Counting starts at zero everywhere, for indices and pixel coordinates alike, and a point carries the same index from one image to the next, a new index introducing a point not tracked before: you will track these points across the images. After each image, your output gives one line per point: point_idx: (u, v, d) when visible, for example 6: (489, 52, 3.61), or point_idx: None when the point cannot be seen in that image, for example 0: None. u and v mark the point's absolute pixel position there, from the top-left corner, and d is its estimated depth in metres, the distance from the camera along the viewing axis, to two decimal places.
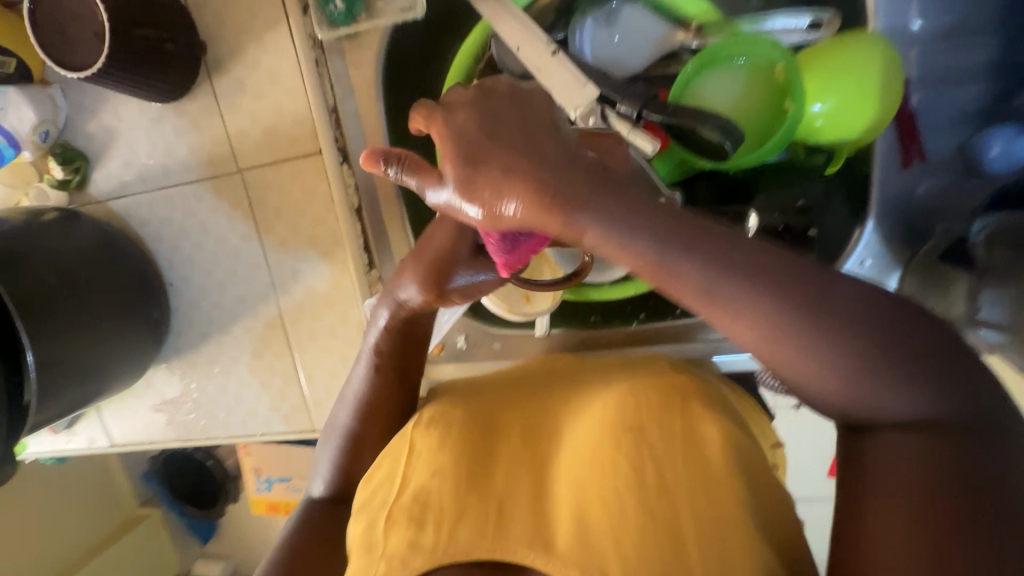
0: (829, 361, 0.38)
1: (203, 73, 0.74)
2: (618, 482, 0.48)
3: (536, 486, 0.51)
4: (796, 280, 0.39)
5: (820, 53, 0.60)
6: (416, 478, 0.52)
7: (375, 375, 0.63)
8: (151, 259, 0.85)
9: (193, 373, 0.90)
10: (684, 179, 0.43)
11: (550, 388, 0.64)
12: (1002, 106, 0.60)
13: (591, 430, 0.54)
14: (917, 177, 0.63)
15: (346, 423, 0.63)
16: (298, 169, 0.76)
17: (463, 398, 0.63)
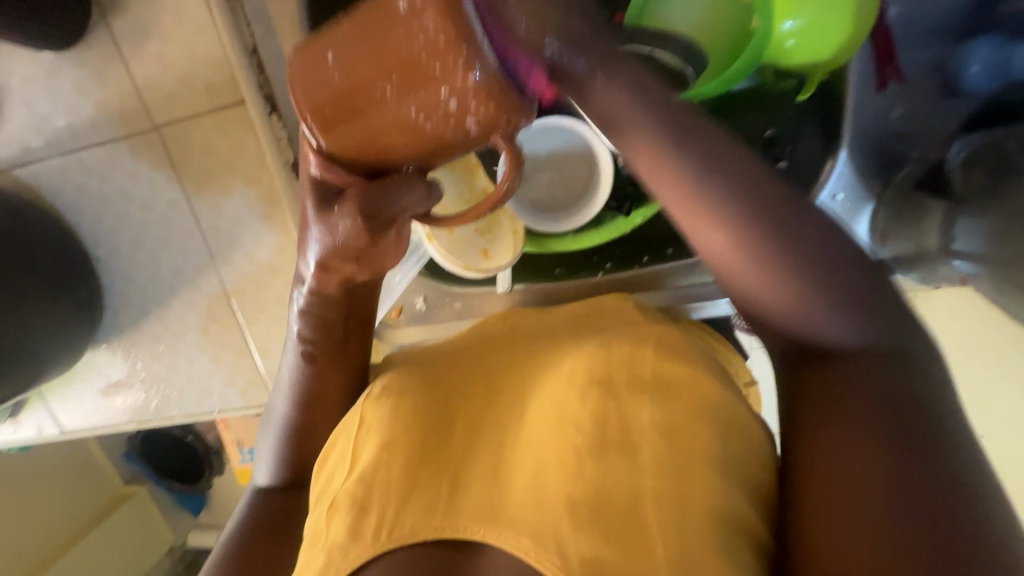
0: (776, 288, 0.37)
1: (96, 15, 0.65)
2: (575, 440, 0.45)
3: (493, 458, 0.48)
4: (760, 214, 0.36)
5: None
6: (364, 459, 0.48)
7: (309, 362, 0.56)
8: (71, 233, 0.78)
9: (138, 353, 0.84)
10: (654, 106, 0.37)
11: (514, 344, 0.59)
12: (983, 17, 0.56)
13: (554, 386, 0.51)
14: (894, 100, 0.58)
15: (282, 412, 0.58)
16: (220, 122, 0.68)
17: (420, 364, 0.58)
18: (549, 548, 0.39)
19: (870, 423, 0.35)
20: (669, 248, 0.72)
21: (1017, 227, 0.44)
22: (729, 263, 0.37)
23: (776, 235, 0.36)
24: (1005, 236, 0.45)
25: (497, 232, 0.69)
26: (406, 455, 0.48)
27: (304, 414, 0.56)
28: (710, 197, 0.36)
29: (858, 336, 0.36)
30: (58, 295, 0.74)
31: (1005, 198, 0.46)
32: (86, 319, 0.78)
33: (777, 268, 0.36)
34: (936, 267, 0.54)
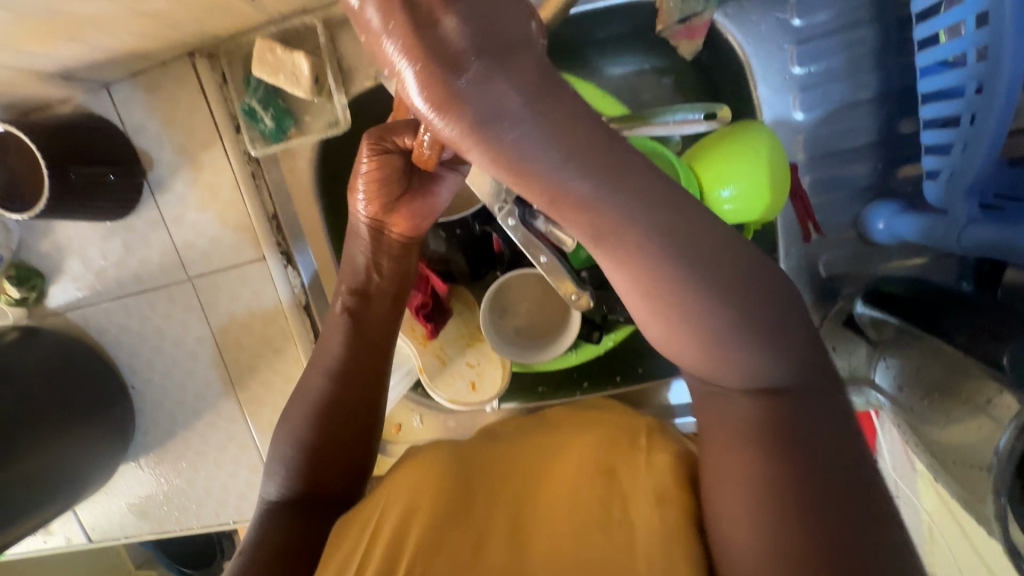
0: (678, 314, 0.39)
1: (145, 192, 0.77)
2: (586, 518, 0.50)
3: (511, 520, 0.53)
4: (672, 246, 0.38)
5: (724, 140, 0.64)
6: (390, 526, 0.52)
7: (348, 337, 0.64)
8: (111, 364, 0.88)
9: (163, 468, 0.92)
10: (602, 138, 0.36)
11: (532, 434, 0.66)
12: (887, 182, 0.64)
13: (564, 470, 0.57)
14: (820, 250, 0.68)
15: (320, 388, 0.62)
16: (246, 273, 0.79)
17: (444, 449, 0.63)
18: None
19: (800, 456, 0.39)
20: (638, 368, 0.81)
21: (917, 384, 0.51)
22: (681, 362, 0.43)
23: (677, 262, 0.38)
24: (911, 389, 0.52)
25: (487, 366, 0.78)
26: (431, 515, 0.52)
27: (318, 405, 0.62)
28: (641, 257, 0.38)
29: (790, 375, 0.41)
30: (97, 423, 0.83)
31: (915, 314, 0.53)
32: (119, 443, 0.87)
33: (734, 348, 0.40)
34: (864, 391, 0.61)
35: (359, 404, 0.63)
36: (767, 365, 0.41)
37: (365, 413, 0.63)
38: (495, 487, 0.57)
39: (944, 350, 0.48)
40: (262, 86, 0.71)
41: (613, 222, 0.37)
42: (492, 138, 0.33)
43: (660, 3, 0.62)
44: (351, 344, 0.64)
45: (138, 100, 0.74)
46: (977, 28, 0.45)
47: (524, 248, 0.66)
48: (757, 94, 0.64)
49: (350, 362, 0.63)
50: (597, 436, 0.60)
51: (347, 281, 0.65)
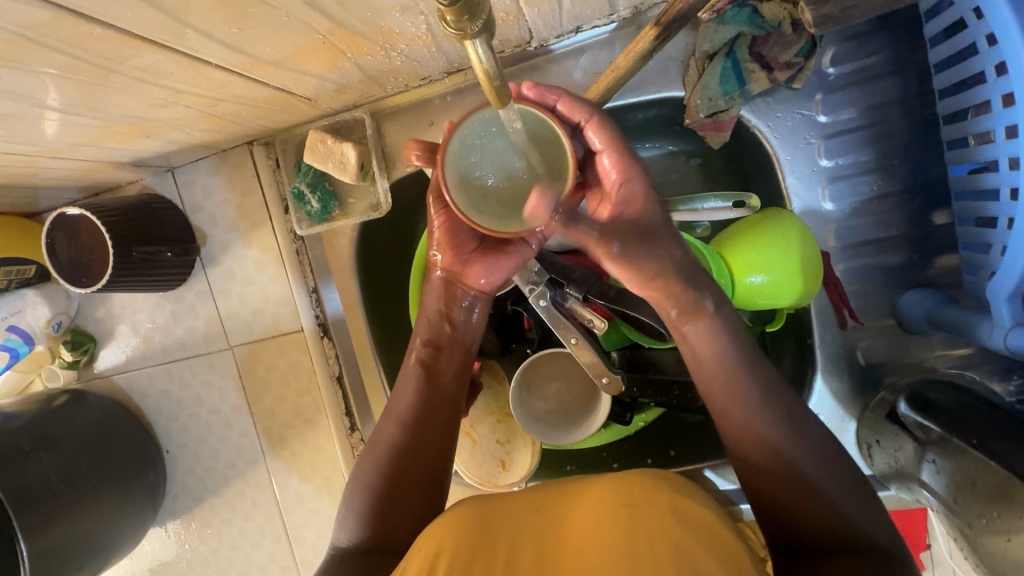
0: (788, 435, 0.51)
1: (197, 266, 0.82)
2: (615, 551, 0.46)
3: (537, 554, 0.49)
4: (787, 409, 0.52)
5: (753, 228, 0.65)
6: (418, 561, 0.50)
7: (420, 382, 0.63)
8: (149, 429, 0.90)
9: (189, 535, 0.92)
10: (737, 337, 0.55)
11: (567, 481, 0.61)
12: (925, 271, 0.63)
13: (590, 504, 0.53)
14: (857, 337, 0.66)
15: (392, 439, 0.61)
16: (284, 345, 0.82)
17: (484, 500, 0.59)
18: None
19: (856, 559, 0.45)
20: (671, 450, 0.79)
21: (971, 494, 0.49)
22: (777, 462, 0.50)
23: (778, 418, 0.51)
24: (964, 502, 0.50)
25: (517, 445, 0.78)
26: (458, 553, 0.49)
27: (407, 442, 0.61)
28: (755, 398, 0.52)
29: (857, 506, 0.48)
30: (131, 487, 0.84)
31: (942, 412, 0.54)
32: (149, 508, 0.87)
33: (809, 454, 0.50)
34: (913, 488, 0.59)
35: (423, 449, 0.61)
36: (842, 490, 0.49)
37: (431, 471, 0.61)
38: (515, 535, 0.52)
39: (988, 465, 0.47)
40: (311, 171, 0.76)
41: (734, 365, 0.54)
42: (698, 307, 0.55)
43: (688, 100, 0.64)
44: (426, 395, 0.63)
45: (198, 183, 0.80)
46: (1010, 136, 0.45)
47: (552, 326, 0.66)
48: (786, 185, 0.65)
49: (425, 412, 0.62)
50: (626, 477, 0.56)
51: (422, 333, 0.65)
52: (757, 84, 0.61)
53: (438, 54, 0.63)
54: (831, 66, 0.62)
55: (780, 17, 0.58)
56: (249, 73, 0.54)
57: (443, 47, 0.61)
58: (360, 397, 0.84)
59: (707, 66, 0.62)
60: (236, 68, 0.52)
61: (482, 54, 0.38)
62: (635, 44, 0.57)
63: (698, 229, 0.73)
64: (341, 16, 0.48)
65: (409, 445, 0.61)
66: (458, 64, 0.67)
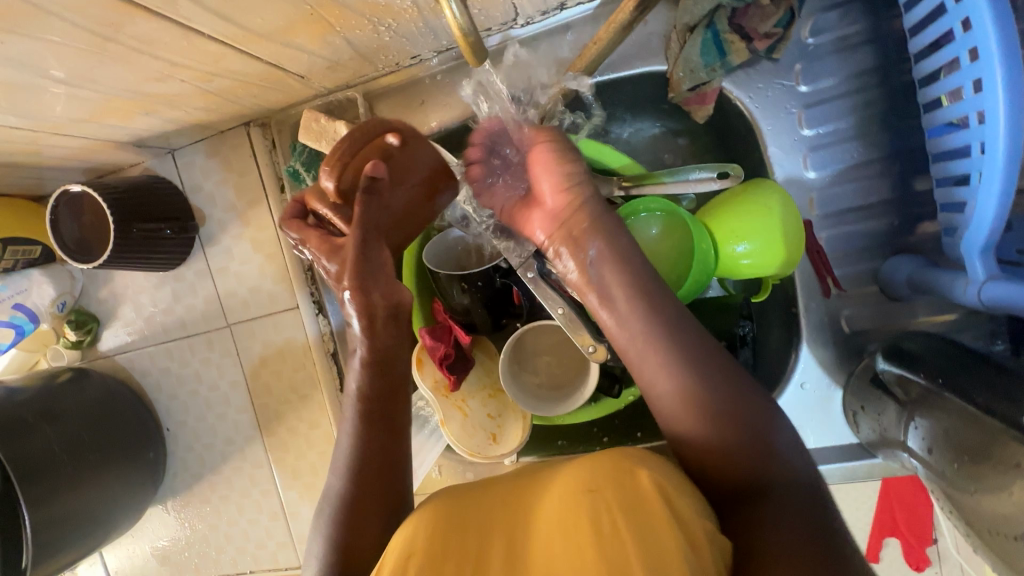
0: (709, 395, 0.53)
1: (196, 245, 0.84)
2: (585, 547, 0.44)
3: (510, 548, 0.48)
4: (711, 368, 0.55)
5: (741, 196, 0.66)
6: (388, 565, 0.48)
7: (363, 424, 0.59)
8: (150, 407, 0.92)
9: (188, 513, 0.93)
10: (655, 309, 0.57)
11: (538, 471, 0.60)
12: (907, 237, 0.64)
13: (555, 495, 0.51)
14: (842, 304, 0.67)
15: (340, 480, 0.59)
16: (280, 322, 0.84)
17: (453, 494, 0.57)
18: None
19: (798, 519, 0.47)
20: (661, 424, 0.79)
21: (947, 446, 0.50)
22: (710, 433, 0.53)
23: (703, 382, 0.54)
24: (940, 453, 0.50)
25: (507, 418, 0.80)
26: (430, 550, 0.48)
27: (361, 463, 0.58)
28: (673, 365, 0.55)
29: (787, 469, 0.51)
30: (130, 463, 0.86)
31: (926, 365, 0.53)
32: (149, 484, 0.89)
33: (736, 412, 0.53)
34: (896, 453, 0.59)
35: (373, 473, 0.58)
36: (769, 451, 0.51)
37: (393, 493, 0.59)
38: (483, 529, 0.51)
39: (964, 416, 0.47)
40: (306, 150, 0.77)
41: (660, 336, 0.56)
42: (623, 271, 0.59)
43: (670, 74, 0.66)
44: (366, 438, 0.59)
45: (198, 164, 0.82)
46: (976, 90, 0.46)
47: (542, 300, 0.68)
48: (768, 154, 0.66)
49: (370, 447, 0.59)
50: (592, 459, 0.54)
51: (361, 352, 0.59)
52: (737, 55, 0.62)
53: (426, 29, 0.64)
54: (810, 37, 0.63)
55: None
56: (241, 45, 0.56)
57: (430, 21, 0.62)
58: None
59: (687, 38, 0.63)
60: (227, 40, 0.54)
61: (455, 10, 0.40)
62: (616, 15, 0.58)
63: (685, 202, 0.74)
64: None
65: (363, 471, 0.58)
66: (448, 41, 0.69)
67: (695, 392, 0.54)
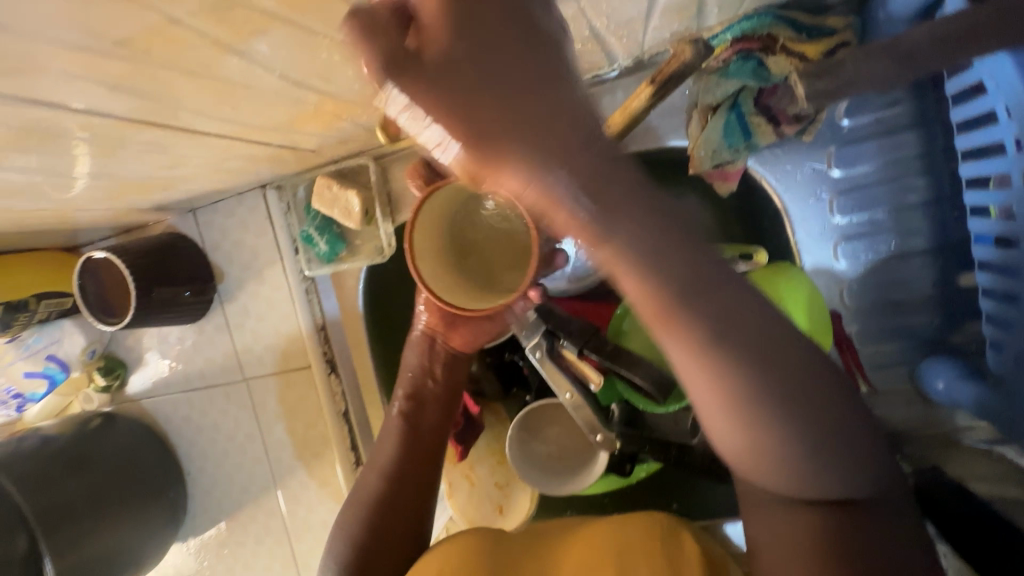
0: (772, 424, 0.36)
1: (215, 301, 0.86)
2: None
3: None
4: (767, 394, 0.36)
5: (763, 282, 0.61)
6: None
7: (401, 437, 0.67)
8: (172, 451, 0.95)
9: (205, 554, 0.96)
10: (692, 301, 0.34)
11: (549, 529, 0.61)
12: (949, 336, 0.58)
13: (578, 553, 0.52)
14: (872, 404, 0.63)
15: (372, 486, 0.65)
16: (294, 379, 0.84)
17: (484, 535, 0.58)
18: None
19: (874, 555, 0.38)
20: (674, 503, 0.76)
21: None
22: (764, 468, 0.39)
23: (763, 405, 0.36)
24: None
25: (515, 487, 0.78)
26: None
27: (384, 487, 0.64)
28: (725, 376, 0.35)
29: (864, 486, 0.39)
30: (152, 509, 0.89)
31: (949, 512, 0.47)
32: (168, 528, 0.92)
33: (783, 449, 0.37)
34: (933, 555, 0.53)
35: (399, 500, 0.64)
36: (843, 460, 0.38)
37: (414, 511, 0.64)
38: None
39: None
40: (319, 215, 0.77)
41: (695, 339, 0.34)
42: (681, 318, 0.34)
43: (691, 150, 0.61)
44: (404, 450, 0.66)
45: (217, 224, 0.84)
46: (1005, 218, 0.46)
47: (552, 379, 0.66)
48: (795, 241, 0.64)
49: (404, 466, 0.66)
50: (620, 518, 0.55)
51: (405, 386, 0.70)
52: (763, 137, 0.58)
53: None
54: (845, 118, 0.59)
55: (787, 71, 0.53)
56: (249, 137, 0.56)
57: None
58: (367, 431, 0.86)
59: (710, 118, 0.58)
60: (234, 135, 0.54)
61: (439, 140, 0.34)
62: (632, 101, 0.54)
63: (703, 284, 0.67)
64: (330, 89, 0.49)
65: (389, 498, 0.63)
66: None
67: (751, 414, 0.36)
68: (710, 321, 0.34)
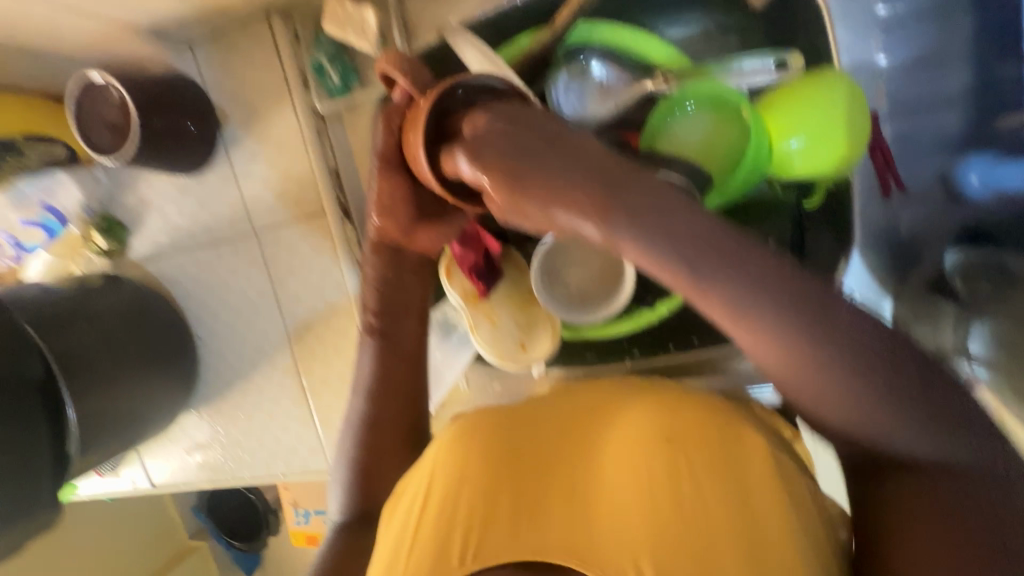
0: (789, 348, 0.38)
1: (219, 148, 0.82)
2: (637, 507, 0.51)
3: (567, 485, 0.54)
4: (791, 315, 0.38)
5: (797, 90, 0.60)
6: (449, 470, 0.56)
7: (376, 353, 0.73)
8: (181, 315, 0.93)
9: (220, 419, 0.96)
10: (703, 252, 0.37)
11: (582, 415, 0.61)
12: (982, 131, 0.59)
13: (624, 437, 0.57)
14: (899, 208, 0.63)
15: (363, 408, 0.73)
16: (307, 227, 0.82)
17: (495, 412, 0.63)
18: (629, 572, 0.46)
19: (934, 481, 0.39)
20: (694, 338, 0.77)
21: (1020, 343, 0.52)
22: (827, 410, 0.40)
23: (777, 321, 0.38)
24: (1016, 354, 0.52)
25: (537, 330, 0.78)
26: (488, 480, 0.54)
27: (374, 405, 0.73)
28: (759, 321, 0.38)
29: (931, 436, 0.38)
30: (164, 368, 0.88)
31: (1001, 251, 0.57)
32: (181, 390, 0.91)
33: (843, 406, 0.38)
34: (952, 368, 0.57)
35: (389, 418, 0.73)
36: (902, 399, 0.38)
37: (409, 417, 0.74)
38: (542, 451, 0.58)
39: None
40: (331, 41, 0.73)
41: (727, 299, 0.38)
42: (656, 227, 0.37)
43: None
44: (384, 362, 0.73)
45: (219, 60, 0.79)
46: None
47: None
48: (838, 35, 0.61)
49: (386, 377, 0.73)
50: (658, 409, 0.58)
51: (373, 303, 0.73)
52: None
53: None
54: None
55: None
56: None
57: None
58: None
59: None
60: None
61: None
62: None
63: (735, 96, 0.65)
64: None
65: (381, 417, 0.73)
66: None
67: (786, 345, 0.38)
68: (699, 237, 0.38)
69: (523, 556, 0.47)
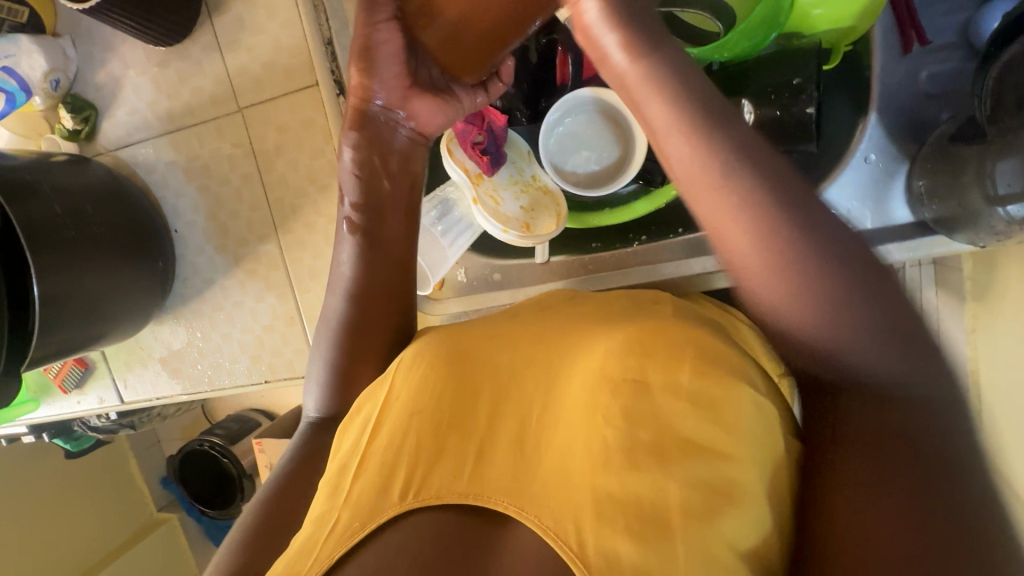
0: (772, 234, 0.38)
1: (203, 13, 0.77)
2: (602, 431, 0.47)
3: (517, 427, 0.52)
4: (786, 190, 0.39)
5: None
6: (394, 415, 0.53)
7: (359, 252, 0.63)
8: (157, 207, 0.86)
9: (198, 323, 0.90)
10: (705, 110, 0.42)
11: (552, 332, 0.60)
12: None
13: (586, 365, 0.54)
14: (919, 62, 0.63)
15: (338, 309, 0.64)
16: (297, 101, 0.77)
17: (451, 337, 0.60)
18: (565, 519, 0.42)
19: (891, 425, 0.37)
20: None
21: None
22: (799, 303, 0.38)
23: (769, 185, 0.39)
24: None
25: (540, 213, 0.75)
26: (431, 420, 0.52)
27: (348, 314, 0.63)
28: (741, 178, 0.39)
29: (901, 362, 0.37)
30: (138, 259, 0.81)
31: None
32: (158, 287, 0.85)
33: (813, 304, 0.38)
34: (983, 221, 0.54)
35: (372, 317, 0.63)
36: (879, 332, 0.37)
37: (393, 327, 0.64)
38: (501, 384, 0.56)
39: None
40: None
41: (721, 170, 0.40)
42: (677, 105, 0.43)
43: None
44: (366, 262, 0.63)
45: None
46: None
47: None
48: None
49: (367, 280, 0.63)
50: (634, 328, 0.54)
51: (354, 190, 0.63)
52: None
53: None
54: None
55: None
56: None
57: None
58: None
59: None
60: None
61: None
62: None
63: None
64: None
65: (358, 322, 0.63)
66: None
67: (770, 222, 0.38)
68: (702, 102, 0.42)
69: (465, 498, 0.46)
